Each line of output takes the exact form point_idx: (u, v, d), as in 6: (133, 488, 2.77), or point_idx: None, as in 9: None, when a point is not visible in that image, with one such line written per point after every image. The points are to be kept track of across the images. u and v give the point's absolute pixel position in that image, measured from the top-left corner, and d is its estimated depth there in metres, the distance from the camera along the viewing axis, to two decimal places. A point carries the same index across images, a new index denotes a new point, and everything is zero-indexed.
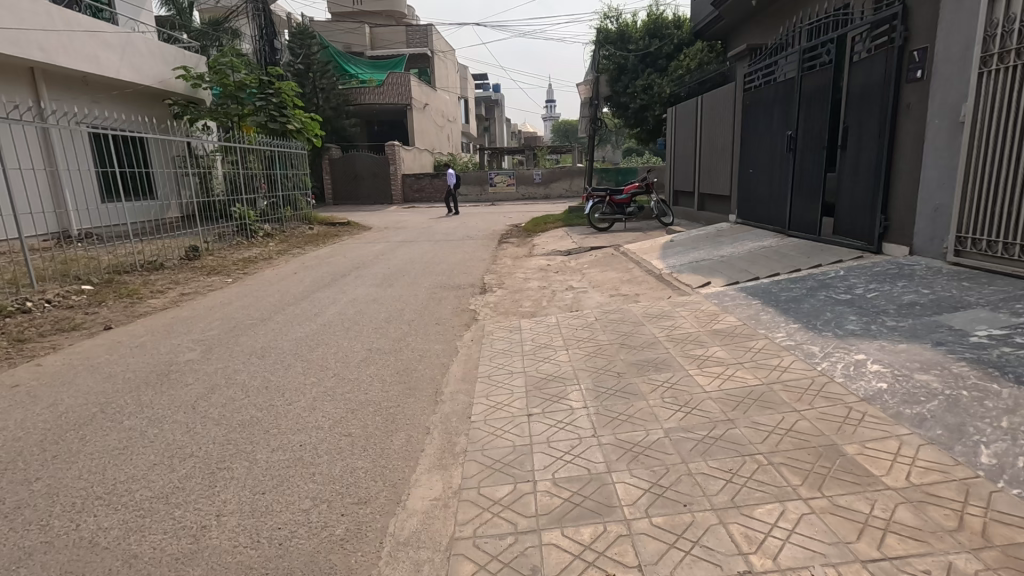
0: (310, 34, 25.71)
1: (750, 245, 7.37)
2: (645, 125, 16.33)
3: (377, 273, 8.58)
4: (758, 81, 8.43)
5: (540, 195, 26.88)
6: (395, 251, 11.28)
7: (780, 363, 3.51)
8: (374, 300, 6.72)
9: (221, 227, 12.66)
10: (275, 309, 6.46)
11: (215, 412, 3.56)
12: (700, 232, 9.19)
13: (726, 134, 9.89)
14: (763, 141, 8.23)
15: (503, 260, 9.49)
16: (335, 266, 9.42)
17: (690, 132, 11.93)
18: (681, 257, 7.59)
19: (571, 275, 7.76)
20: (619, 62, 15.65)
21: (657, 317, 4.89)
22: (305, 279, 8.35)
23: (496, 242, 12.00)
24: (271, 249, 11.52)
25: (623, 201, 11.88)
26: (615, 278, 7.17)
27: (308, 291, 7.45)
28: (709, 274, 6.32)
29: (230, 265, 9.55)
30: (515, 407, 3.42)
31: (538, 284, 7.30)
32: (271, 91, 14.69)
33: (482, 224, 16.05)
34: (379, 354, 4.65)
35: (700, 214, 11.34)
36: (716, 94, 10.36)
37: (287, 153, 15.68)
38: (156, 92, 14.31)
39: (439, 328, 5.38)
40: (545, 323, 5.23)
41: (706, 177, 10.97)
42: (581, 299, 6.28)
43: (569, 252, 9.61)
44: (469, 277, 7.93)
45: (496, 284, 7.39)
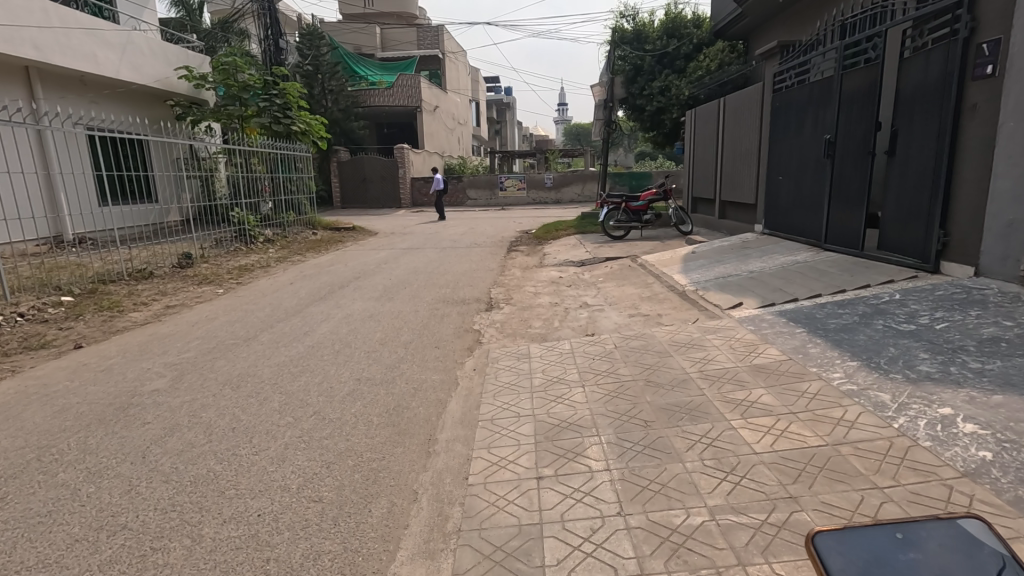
0: (320, 35, 25.34)
1: (782, 259, 6.73)
2: (662, 128, 15.70)
3: (377, 284, 8.06)
4: (789, 80, 7.79)
5: (551, 200, 26.33)
6: (399, 258, 10.74)
7: (841, 415, 2.90)
8: (370, 317, 6.18)
9: (219, 232, 12.22)
10: (262, 325, 5.94)
11: (166, 463, 3.01)
12: (723, 243, 8.56)
13: (752, 138, 9.26)
14: (794, 145, 7.60)
15: (512, 270, 8.91)
16: (333, 276, 8.90)
17: (711, 135, 11.29)
18: (705, 271, 6.98)
19: (585, 290, 7.16)
20: (636, 62, 15.04)
21: (684, 345, 4.29)
22: (300, 291, 7.83)
23: (504, 250, 11.44)
24: (270, 255, 11.09)
25: (639, 208, 11.30)
26: (634, 295, 6.56)
27: (301, 305, 6.92)
28: (739, 292, 5.70)
29: (224, 273, 9.07)
30: (521, 467, 2.83)
31: (549, 300, 6.71)
32: (275, 92, 14.25)
33: (491, 230, 15.51)
34: (368, 385, 4.10)
35: (721, 222, 10.71)
36: (741, 95, 9.72)
37: (291, 156, 15.25)
38: (157, 92, 13.93)
39: (438, 353, 4.81)
40: (557, 349, 4.64)
41: (728, 183, 10.33)
42: (598, 319, 5.69)
43: (583, 263, 9.02)
44: (475, 291, 7.37)
45: (503, 299, 6.82)
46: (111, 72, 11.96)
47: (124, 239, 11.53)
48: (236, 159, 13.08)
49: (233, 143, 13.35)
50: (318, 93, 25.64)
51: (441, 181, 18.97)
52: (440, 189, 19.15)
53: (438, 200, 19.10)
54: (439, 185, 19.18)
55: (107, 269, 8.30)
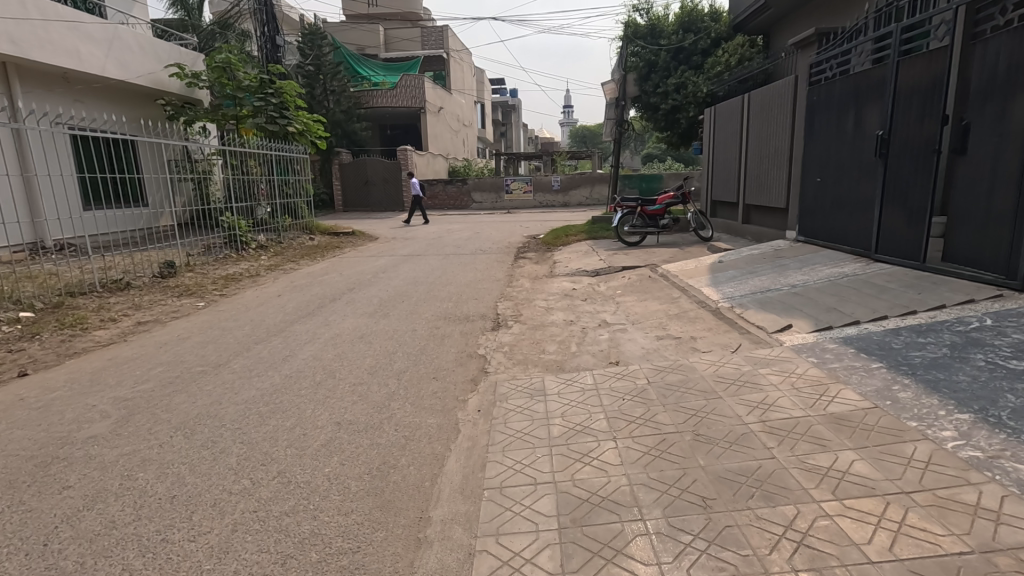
0: (322, 35, 24.69)
1: (826, 271, 5.96)
2: (678, 128, 14.90)
3: (373, 297, 7.32)
4: (829, 71, 7.00)
5: (558, 204, 25.64)
6: (398, 266, 10.02)
7: (977, 502, 2.13)
8: (361, 338, 5.44)
9: (208, 238, 11.37)
10: (239, 348, 5.21)
11: (72, 555, 2.28)
12: (752, 251, 7.79)
13: (781, 136, 8.49)
14: (834, 142, 6.85)
15: (521, 281, 8.15)
16: (325, 287, 8.17)
17: (733, 133, 10.50)
18: (737, 284, 6.24)
19: (603, 305, 6.39)
20: (650, 58, 14.27)
21: (735, 383, 3.54)
22: (287, 304, 7.11)
23: (511, 257, 10.70)
24: (262, 262, 10.46)
25: (656, 212, 10.51)
26: (661, 312, 5.79)
27: (286, 322, 6.19)
28: (784, 311, 4.96)
29: (209, 284, 8.38)
30: (542, 572, 2.09)
31: (564, 317, 5.95)
32: (271, 91, 13.57)
33: (496, 234, 14.78)
34: (350, 434, 3.36)
35: (745, 228, 9.95)
36: (768, 90, 8.94)
37: (288, 157, 14.58)
38: (147, 91, 13.32)
39: (436, 387, 4.07)
40: (579, 385, 3.87)
41: (754, 185, 9.56)
42: (622, 343, 4.92)
43: (598, 272, 8.27)
44: (480, 305, 6.63)
45: (512, 316, 6.09)
46: (95, 69, 11.34)
47: (112, 244, 10.98)
48: (232, 160, 12.49)
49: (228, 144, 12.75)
50: (319, 94, 24.97)
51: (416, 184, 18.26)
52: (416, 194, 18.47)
53: (415, 203, 18.59)
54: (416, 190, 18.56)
55: (81, 279, 7.65)
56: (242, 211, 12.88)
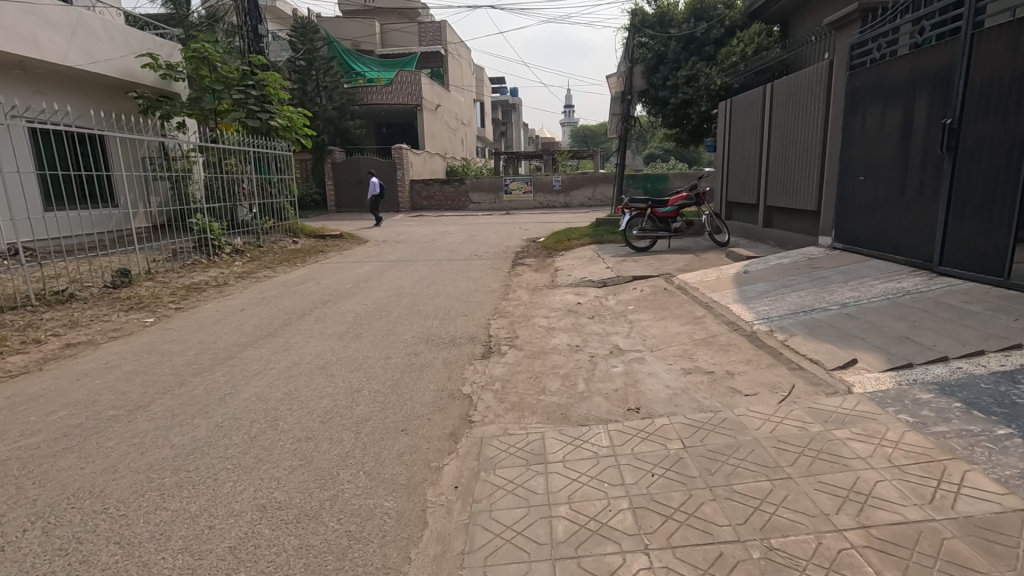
0: (314, 28, 24.08)
1: (880, 286, 5.02)
2: (688, 124, 13.92)
3: (348, 313, 6.37)
4: (876, 52, 6.06)
5: (560, 204, 24.71)
6: (383, 274, 9.06)
7: None
8: (323, 369, 4.47)
9: (177, 243, 10.36)
10: (172, 382, 4.26)
11: None
12: (782, 260, 6.84)
13: (812, 130, 7.53)
14: (883, 134, 5.92)
15: (518, 294, 7.18)
16: (296, 299, 7.22)
17: (753, 128, 9.52)
18: (771, 299, 5.33)
19: (614, 325, 5.44)
20: (659, 49, 13.31)
21: (806, 452, 2.59)
22: (248, 321, 6.16)
23: (508, 264, 9.74)
24: (234, 268, 9.55)
25: (667, 214, 9.62)
26: (685, 336, 4.84)
27: (240, 345, 5.23)
28: (840, 339, 4.01)
29: (167, 295, 7.43)
30: None
31: (568, 341, 4.98)
32: (251, 83, 12.69)
33: (494, 237, 13.81)
34: (273, 530, 2.40)
35: (766, 232, 9.01)
36: (796, 78, 8.01)
37: (270, 155, 13.59)
38: (117, 83, 12.38)
39: (403, 448, 3.11)
40: (589, 447, 2.93)
41: (778, 185, 8.59)
42: (642, 380, 3.96)
43: (605, 283, 7.33)
44: (470, 325, 5.66)
45: (505, 339, 5.13)
46: (56, 57, 10.41)
47: (76, 247, 10.13)
48: (213, 158, 11.69)
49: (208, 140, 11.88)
50: (311, 90, 24.34)
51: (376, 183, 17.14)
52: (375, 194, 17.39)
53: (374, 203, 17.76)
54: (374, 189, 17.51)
55: (16, 291, 6.71)
56: (220, 212, 12.02)
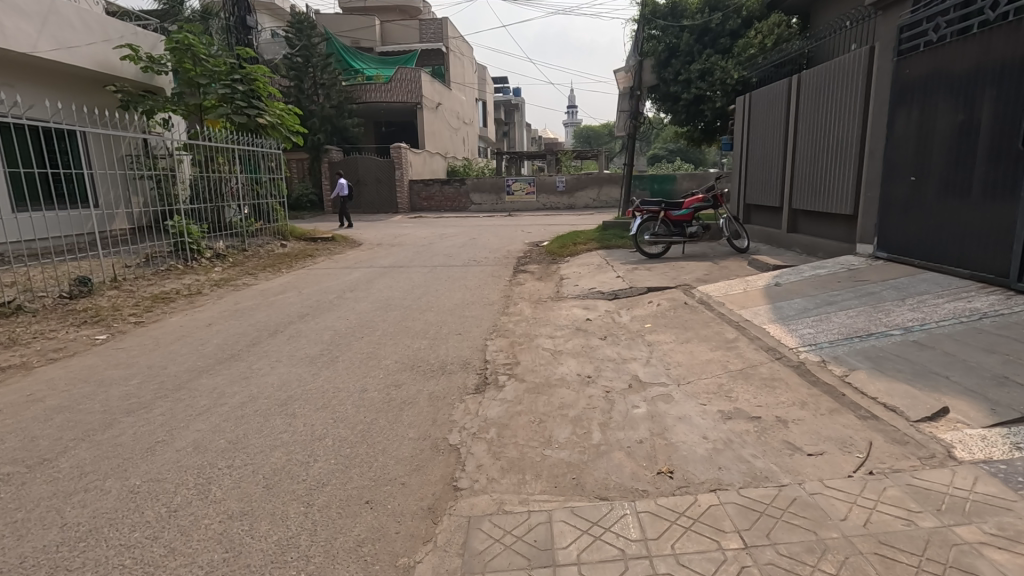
0: (311, 24, 23.36)
1: (947, 306, 4.25)
2: (701, 121, 13.08)
3: (327, 330, 5.62)
4: (930, 33, 5.29)
5: (564, 206, 23.92)
6: (373, 282, 8.28)
7: None
8: (283, 406, 3.71)
9: (152, 246, 9.30)
10: (98, 423, 3.50)
11: None
12: (817, 270, 6.07)
13: (848, 124, 6.74)
14: (939, 126, 5.16)
15: (519, 307, 6.41)
16: (272, 312, 6.46)
17: (777, 123, 8.70)
18: (814, 319, 4.58)
19: (630, 349, 4.67)
20: (671, 41, 12.48)
21: (927, 568, 1.82)
22: (212, 340, 5.39)
23: (509, 271, 8.97)
24: (212, 275, 8.82)
25: (682, 218, 8.84)
26: (717, 365, 4.07)
27: (194, 371, 4.46)
28: (917, 377, 3.25)
29: (129, 307, 6.68)
30: None
31: (577, 370, 4.22)
32: (238, 77, 11.97)
33: (495, 241, 13.04)
34: None
35: (792, 238, 8.25)
36: (827, 67, 7.25)
37: (258, 153, 12.85)
38: (95, 76, 11.66)
39: (365, 535, 2.35)
40: (614, 541, 2.16)
41: (806, 187, 7.81)
42: (671, 429, 3.19)
43: (616, 296, 6.55)
44: (463, 348, 4.89)
45: (504, 366, 4.37)
46: (25, 48, 9.69)
47: (47, 250, 9.44)
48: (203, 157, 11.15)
49: (195, 137, 11.28)
50: (308, 87, 23.58)
51: (344, 185, 16.48)
52: (343, 196, 16.60)
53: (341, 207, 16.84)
54: (343, 191, 16.77)
55: None
56: (204, 214, 11.29)
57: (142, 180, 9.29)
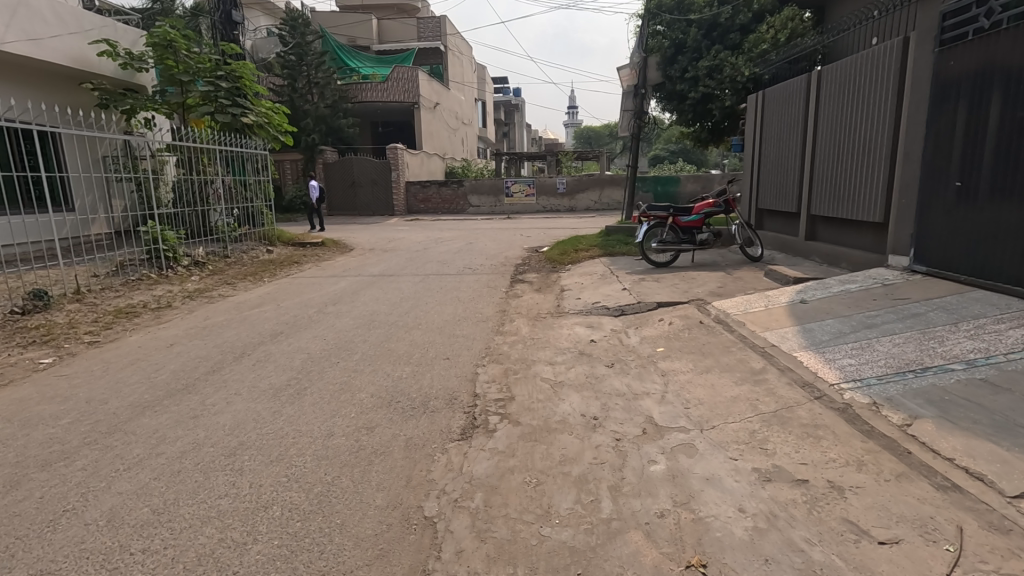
0: (305, 21, 22.78)
1: (1013, 334, 3.66)
2: (709, 121, 12.45)
3: (300, 352, 5.01)
4: (982, 19, 4.70)
5: (564, 208, 23.32)
6: (359, 293, 7.66)
7: None
8: (230, 457, 3.11)
9: (125, 254, 8.70)
10: (2, 481, 2.90)
11: None
12: (846, 285, 5.48)
13: (878, 123, 6.15)
14: (993, 124, 4.58)
15: (516, 325, 5.79)
16: (242, 331, 5.84)
17: (794, 122, 8.10)
18: (855, 347, 3.98)
19: (642, 380, 4.07)
20: (678, 37, 11.86)
21: None
22: (168, 365, 4.78)
23: (506, 281, 8.36)
24: (188, 285, 8.21)
25: (692, 224, 8.26)
26: (746, 405, 3.46)
27: (137, 407, 3.85)
28: (1000, 433, 2.67)
29: (87, 324, 6.07)
30: None
31: (581, 408, 3.62)
32: (223, 74, 11.35)
33: (493, 247, 12.45)
34: None
35: (810, 246, 7.65)
36: (852, 61, 6.65)
37: (244, 154, 12.25)
38: (71, 73, 11.08)
39: None
40: None
41: (826, 191, 7.22)
42: (699, 496, 2.60)
43: (622, 312, 5.95)
44: (450, 378, 4.28)
45: (495, 403, 3.76)
46: None
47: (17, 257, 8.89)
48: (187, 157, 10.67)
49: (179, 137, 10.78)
50: (302, 87, 22.99)
51: (315, 187, 15.55)
52: (316, 198, 15.70)
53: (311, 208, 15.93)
54: (315, 193, 15.87)
55: None
56: (185, 217, 10.72)
57: (122, 182, 8.83)
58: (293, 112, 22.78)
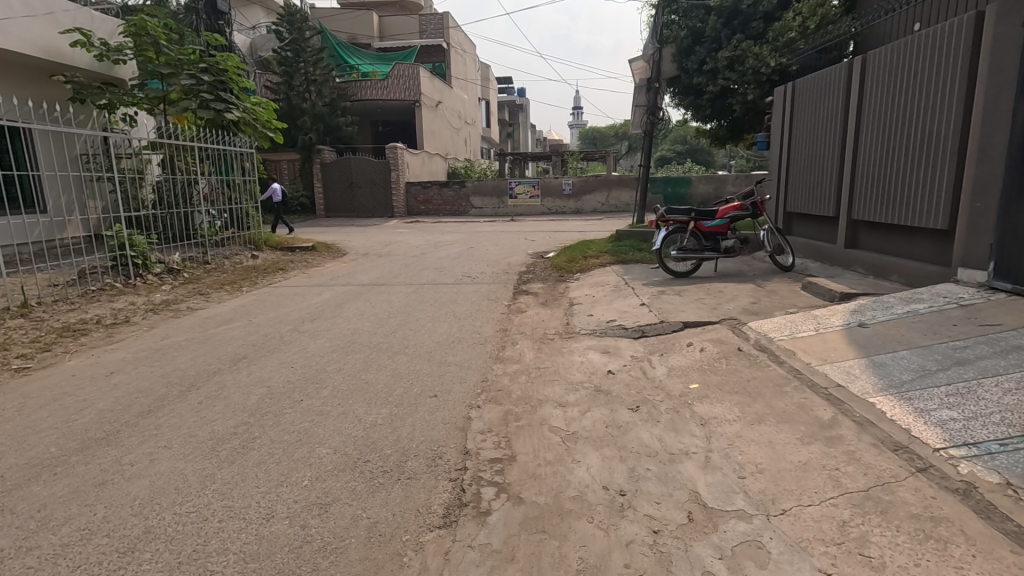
0: (302, 17, 21.95)
1: None
2: (728, 117, 11.57)
3: (260, 386, 4.17)
4: None
5: (569, 209, 22.48)
6: (342, 307, 6.83)
7: None
8: (127, 557, 2.27)
9: (93, 261, 7.94)
10: None
11: None
12: (913, 304, 4.61)
13: (939, 114, 5.30)
14: None
15: (518, 349, 4.93)
16: (200, 355, 5.01)
17: (830, 115, 7.22)
18: (953, 394, 3.11)
19: (678, 433, 3.20)
20: (696, 26, 10.97)
21: None
22: (95, 403, 3.93)
23: (509, 292, 7.51)
24: (155, 296, 7.40)
25: (715, 229, 7.40)
26: (823, 478, 2.60)
27: (33, 467, 3.01)
28: None
29: (19, 345, 5.22)
30: None
31: (602, 479, 2.76)
32: (205, 67, 10.50)
33: (495, 252, 11.59)
34: None
35: (850, 254, 6.79)
36: (906, 43, 5.78)
37: (228, 152, 11.37)
38: (41, 64, 10.32)
39: None
40: None
41: (871, 193, 6.36)
42: None
43: (643, 334, 5.09)
44: (434, 426, 3.42)
45: (492, 468, 2.91)
46: None
47: None
48: (172, 156, 10.02)
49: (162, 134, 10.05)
50: (299, 84, 22.17)
51: (274, 189, 14.56)
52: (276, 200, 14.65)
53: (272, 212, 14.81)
54: (274, 195, 14.86)
55: None
56: (165, 219, 9.93)
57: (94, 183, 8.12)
58: (290, 111, 22.01)
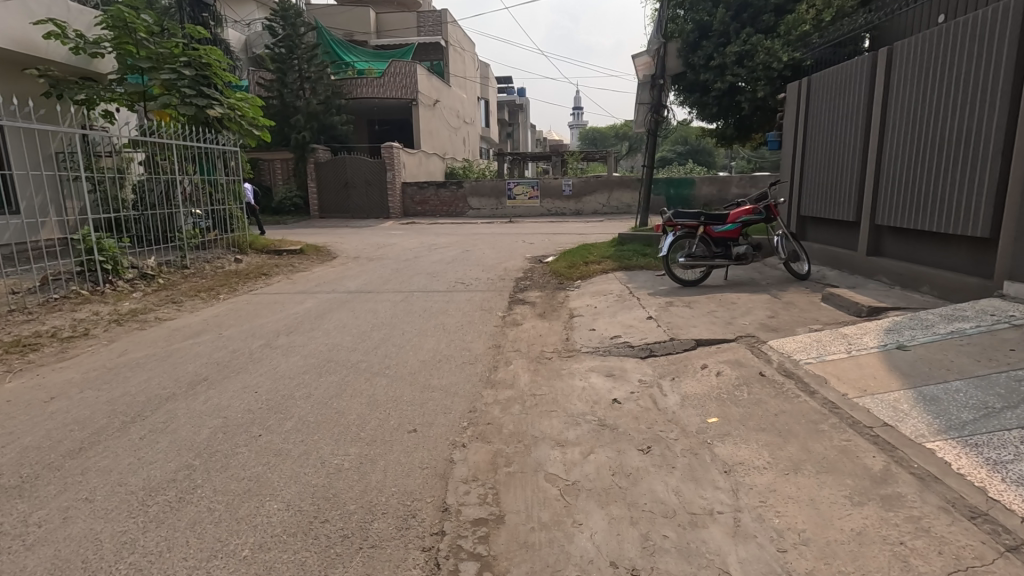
0: (297, 12, 21.29)
1: None
2: (735, 116, 11.06)
3: (216, 416, 3.65)
4: None
5: (569, 211, 21.95)
6: (323, 317, 6.31)
7: None
8: None
9: (60, 267, 7.41)
10: None
11: None
12: (957, 322, 4.08)
13: (979, 111, 4.79)
14: None
15: (512, 370, 4.41)
16: (157, 375, 4.48)
17: (850, 112, 6.70)
18: None
19: (699, 484, 2.68)
20: (703, 19, 10.47)
21: None
22: (19, 438, 3.39)
23: (505, 301, 6.98)
24: (123, 305, 6.88)
25: (726, 234, 6.90)
26: (886, 556, 2.08)
27: None
28: None
29: None
30: None
31: (609, 552, 2.23)
32: (185, 60, 9.87)
33: (491, 256, 11.06)
34: None
35: (873, 263, 6.27)
36: (941, 33, 5.26)
37: (212, 151, 10.81)
38: (14, 57, 9.80)
39: None
40: None
41: (897, 196, 5.84)
42: None
43: (650, 354, 4.57)
44: (409, 472, 2.89)
45: (475, 533, 2.39)
46: None
47: None
48: (154, 155, 9.49)
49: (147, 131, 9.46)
50: (292, 82, 21.52)
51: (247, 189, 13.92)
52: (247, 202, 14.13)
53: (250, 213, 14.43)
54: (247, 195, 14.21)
55: None
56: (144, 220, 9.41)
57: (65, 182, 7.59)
58: (284, 109, 21.47)
